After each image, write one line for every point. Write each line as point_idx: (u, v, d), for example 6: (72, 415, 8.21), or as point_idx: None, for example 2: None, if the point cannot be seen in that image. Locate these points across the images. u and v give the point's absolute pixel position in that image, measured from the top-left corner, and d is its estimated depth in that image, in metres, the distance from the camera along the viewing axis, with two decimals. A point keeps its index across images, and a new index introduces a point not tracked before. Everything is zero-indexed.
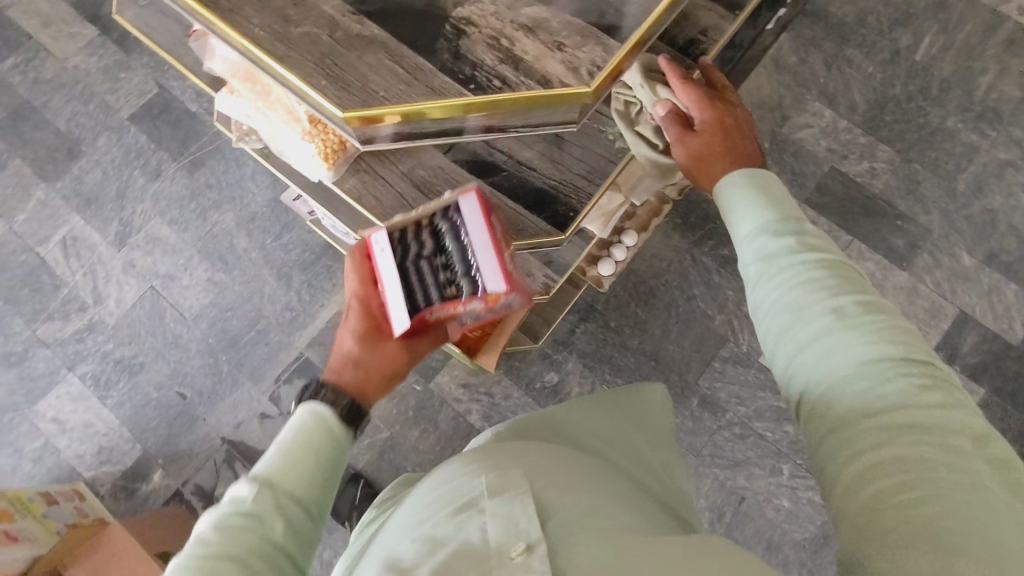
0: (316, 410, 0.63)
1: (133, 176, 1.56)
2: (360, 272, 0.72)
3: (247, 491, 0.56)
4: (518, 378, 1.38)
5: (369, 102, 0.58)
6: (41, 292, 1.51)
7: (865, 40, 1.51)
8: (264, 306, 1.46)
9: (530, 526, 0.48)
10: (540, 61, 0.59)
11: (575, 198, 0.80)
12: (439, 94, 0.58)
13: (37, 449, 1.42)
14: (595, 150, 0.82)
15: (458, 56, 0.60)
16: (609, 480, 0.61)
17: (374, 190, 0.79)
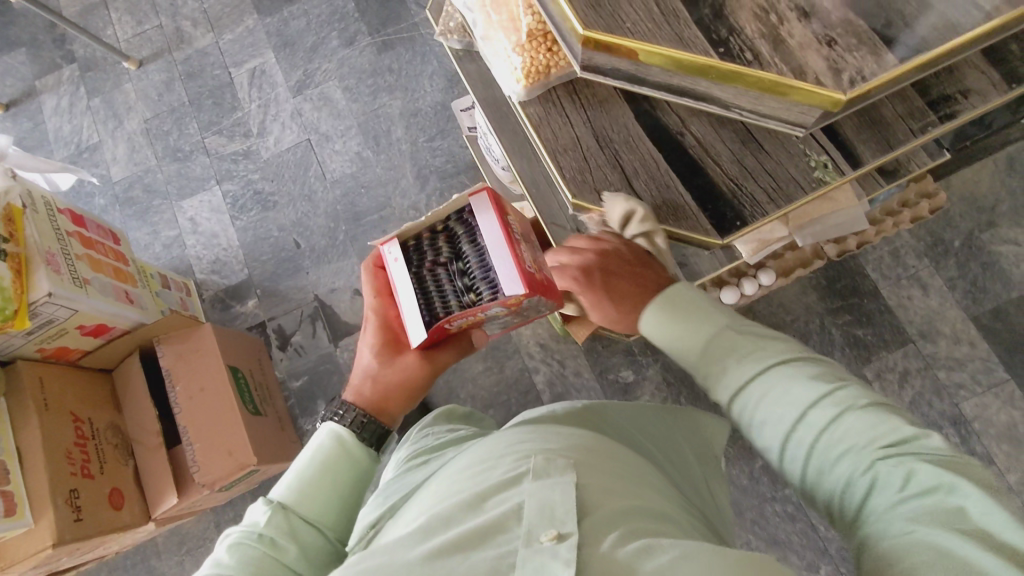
0: (336, 433, 0.74)
1: (330, 36, 1.64)
2: (374, 284, 0.84)
3: (263, 514, 0.65)
4: (594, 362, 1.36)
5: (611, 30, 0.57)
6: (220, 108, 1.65)
7: None
8: (395, 197, 1.51)
9: (565, 515, 0.47)
10: (802, 50, 0.54)
11: (747, 208, 0.73)
12: (684, 46, 0.56)
13: (167, 238, 1.57)
14: (789, 170, 0.72)
15: (719, 15, 0.56)
16: (654, 484, 0.58)
17: (554, 124, 0.78)
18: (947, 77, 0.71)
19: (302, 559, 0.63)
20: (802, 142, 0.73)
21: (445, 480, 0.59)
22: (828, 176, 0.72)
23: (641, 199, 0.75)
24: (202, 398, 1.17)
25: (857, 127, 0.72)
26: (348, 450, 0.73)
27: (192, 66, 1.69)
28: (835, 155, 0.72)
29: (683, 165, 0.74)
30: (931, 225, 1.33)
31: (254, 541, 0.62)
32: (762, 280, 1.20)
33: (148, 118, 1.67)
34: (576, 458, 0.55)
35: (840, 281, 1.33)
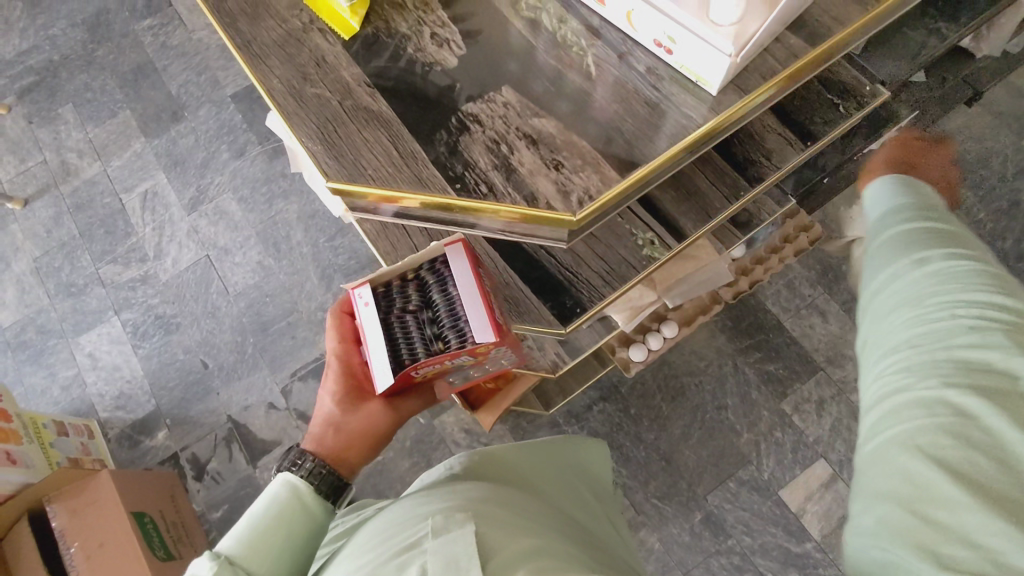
0: (290, 482, 0.66)
1: (219, 149, 1.65)
2: (339, 330, 0.74)
3: (211, 564, 0.58)
4: (521, 440, 1.34)
5: (353, 177, 0.57)
6: (113, 235, 1.61)
7: (982, 183, 1.40)
8: (302, 301, 1.49)
9: (470, 565, 0.46)
10: (532, 176, 0.56)
11: (586, 296, 0.72)
12: (422, 186, 0.57)
13: (66, 378, 1.49)
14: (620, 252, 0.74)
15: (453, 151, 0.58)
16: (554, 528, 0.58)
17: (392, 237, 0.78)
18: (751, 143, 0.76)
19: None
20: (627, 223, 0.75)
21: (348, 548, 0.56)
22: (656, 252, 0.73)
23: None
24: (103, 554, 1.11)
25: (677, 199, 0.75)
26: (305, 503, 0.66)
27: (81, 197, 1.65)
28: (660, 230, 0.74)
29: (519, 262, 0.74)
30: (818, 254, 1.39)
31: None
32: (665, 333, 1.22)
33: (38, 257, 1.61)
34: (477, 509, 0.54)
35: (744, 321, 1.37)
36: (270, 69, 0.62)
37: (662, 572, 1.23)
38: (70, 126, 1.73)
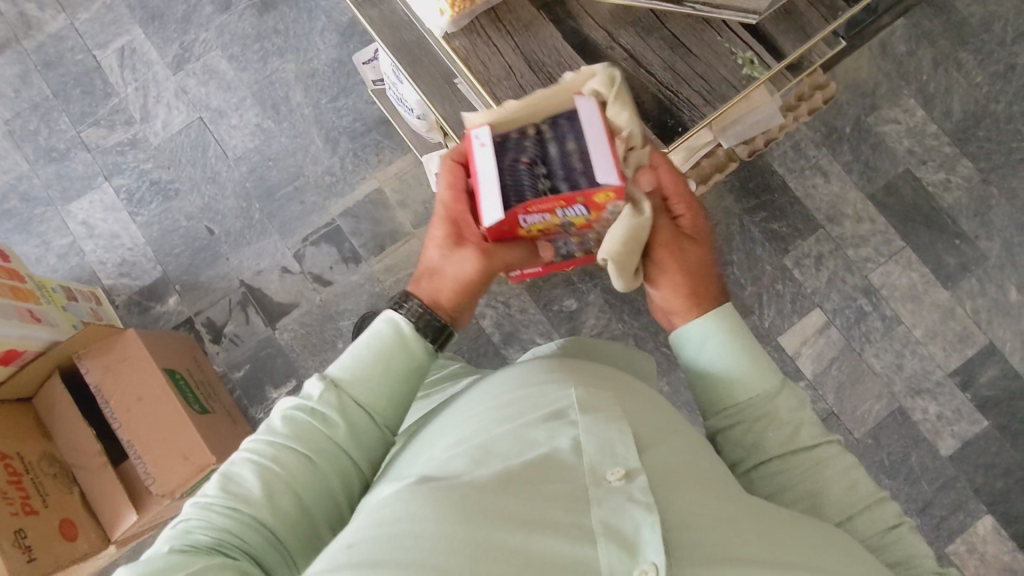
0: (394, 322, 0.68)
1: (201, 1, 1.52)
2: (447, 180, 0.70)
3: (321, 389, 0.64)
4: (538, 297, 1.39)
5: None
6: (92, 96, 1.50)
7: (983, 46, 1.44)
8: (307, 165, 1.45)
9: (627, 453, 0.50)
10: None
11: (688, 114, 0.77)
12: None
13: (63, 247, 1.44)
14: (720, 71, 0.77)
15: None
16: (667, 411, 0.63)
17: (483, 55, 0.80)
18: None
19: (349, 439, 0.63)
20: (724, 43, 0.78)
21: (473, 408, 0.60)
22: (755, 70, 0.77)
23: None
24: (142, 407, 1.12)
25: (776, 22, 0.80)
26: (407, 344, 0.67)
27: (48, 54, 1.51)
28: (758, 51, 0.78)
29: (618, 81, 0.78)
30: (824, 116, 1.44)
31: (308, 414, 0.62)
32: (685, 190, 1.26)
33: (8, 119, 1.49)
34: (612, 393, 0.59)
35: (752, 182, 1.42)
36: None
37: None
38: None
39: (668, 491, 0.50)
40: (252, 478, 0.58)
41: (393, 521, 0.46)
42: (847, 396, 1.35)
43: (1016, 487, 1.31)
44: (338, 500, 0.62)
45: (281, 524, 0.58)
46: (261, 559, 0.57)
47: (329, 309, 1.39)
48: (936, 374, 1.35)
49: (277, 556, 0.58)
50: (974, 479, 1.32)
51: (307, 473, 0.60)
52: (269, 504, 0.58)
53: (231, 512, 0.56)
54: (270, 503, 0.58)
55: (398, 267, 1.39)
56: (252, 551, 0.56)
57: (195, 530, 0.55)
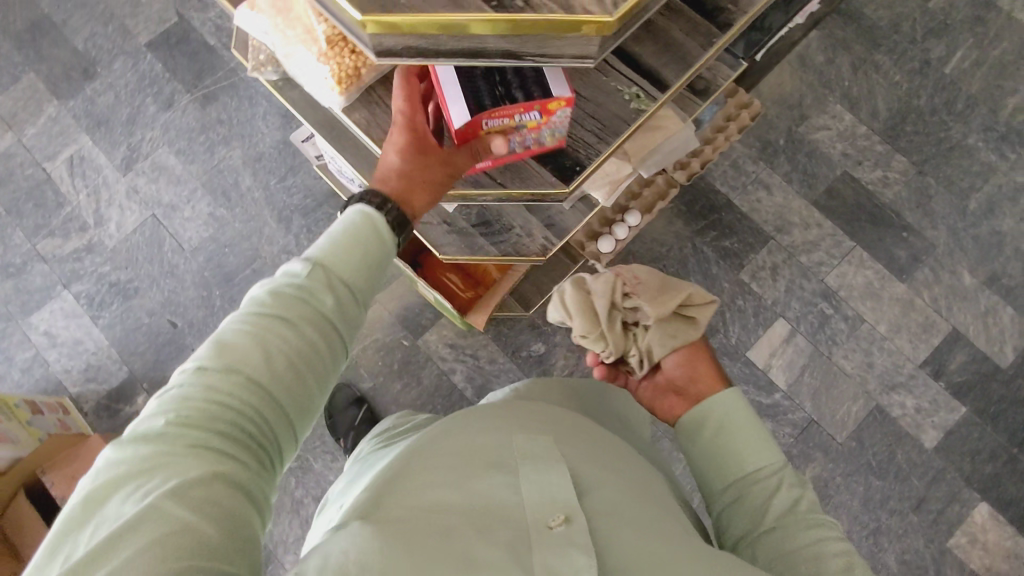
0: (364, 211, 0.61)
1: (145, 103, 1.56)
2: (406, 90, 0.66)
3: (302, 266, 0.55)
4: (505, 345, 1.39)
5: (390, 8, 0.49)
6: (44, 208, 1.51)
7: (896, 47, 1.53)
8: (262, 245, 1.46)
9: (568, 498, 0.50)
10: None
11: (585, 154, 0.75)
12: (458, 7, 0.49)
13: (26, 360, 1.43)
14: (609, 109, 0.75)
15: None
16: (615, 450, 0.63)
17: (383, 123, 0.76)
18: None
19: (336, 312, 0.55)
20: (610, 78, 0.75)
21: (417, 451, 0.58)
22: (643, 104, 0.74)
23: (485, 172, 0.77)
24: None
25: (654, 53, 0.75)
26: (379, 231, 0.60)
27: None
28: (643, 83, 0.75)
29: None
30: (757, 132, 1.49)
31: (292, 288, 0.54)
32: (629, 221, 1.28)
33: None
34: (551, 437, 0.59)
35: (698, 204, 1.46)
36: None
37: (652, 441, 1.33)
38: None
39: (608, 532, 0.49)
40: (247, 338, 0.50)
41: (337, 554, 0.43)
42: (824, 402, 1.35)
43: (1005, 470, 1.30)
44: (318, 390, 0.54)
45: (276, 398, 0.50)
46: (260, 444, 0.49)
47: None
48: (907, 366, 1.36)
49: (270, 433, 0.50)
50: (962, 468, 1.31)
51: (290, 339, 0.51)
52: (268, 373, 0.49)
53: (231, 374, 0.48)
54: (263, 370, 0.49)
55: (362, 335, 1.40)
56: (257, 435, 0.48)
57: (187, 392, 0.47)
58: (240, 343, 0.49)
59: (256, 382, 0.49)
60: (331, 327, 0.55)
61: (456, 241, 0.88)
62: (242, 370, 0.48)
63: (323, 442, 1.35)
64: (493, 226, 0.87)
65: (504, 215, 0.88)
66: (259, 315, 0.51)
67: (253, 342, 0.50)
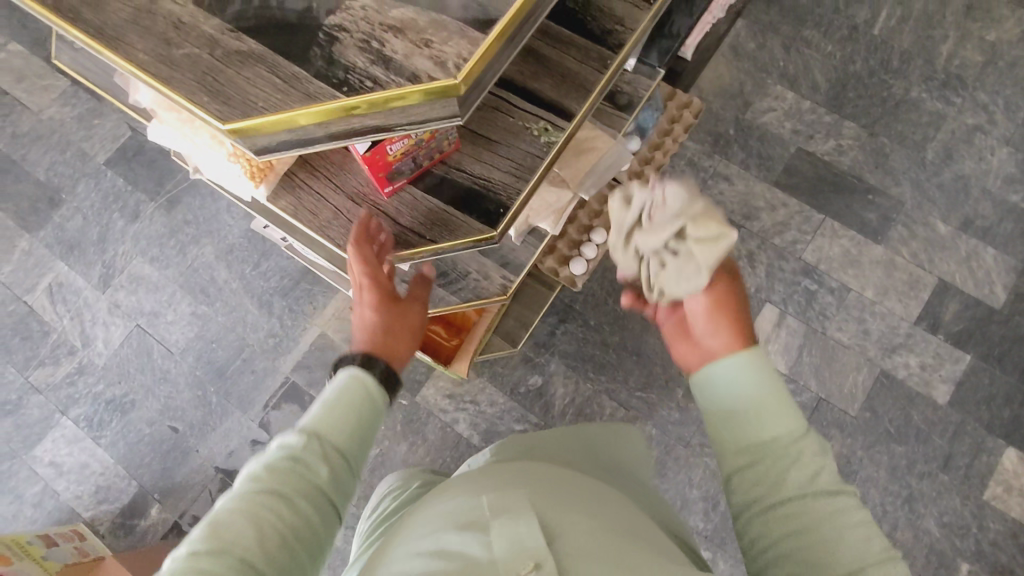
0: (355, 373, 0.61)
1: (112, 219, 1.59)
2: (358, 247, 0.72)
3: (295, 439, 0.55)
4: (503, 385, 1.39)
5: (248, 114, 0.52)
6: (32, 340, 1.53)
7: (822, 19, 1.56)
8: (248, 334, 1.48)
9: (536, 543, 0.47)
10: (409, 59, 0.51)
11: (506, 194, 0.76)
12: (312, 99, 0.51)
13: (36, 494, 1.42)
14: (521, 147, 0.76)
15: (331, 61, 0.52)
16: (594, 489, 0.60)
17: (310, 205, 0.77)
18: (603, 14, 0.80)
19: (331, 484, 0.54)
20: (516, 118, 0.77)
21: (391, 533, 0.56)
22: (553, 136, 0.77)
23: (414, 230, 0.77)
24: None
25: (555, 86, 0.78)
26: (372, 395, 0.60)
27: None
28: (549, 116, 0.77)
29: (437, 184, 0.78)
30: (705, 127, 1.51)
31: (286, 460, 0.53)
32: (597, 239, 1.29)
33: None
34: (520, 486, 0.55)
35: None
36: (130, 46, 0.53)
37: (666, 452, 1.32)
38: None
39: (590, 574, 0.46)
40: (240, 519, 0.48)
41: None
42: (829, 378, 1.34)
43: None
44: (313, 563, 0.51)
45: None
46: None
47: None
48: (903, 326, 1.35)
49: None
50: (981, 417, 1.29)
51: (285, 514, 0.50)
52: (263, 546, 0.47)
53: (223, 556, 0.46)
54: (256, 549, 0.47)
55: None
56: None
57: None
58: (233, 526, 0.47)
59: (252, 561, 0.46)
60: (324, 494, 0.53)
61: None
62: (237, 551, 0.46)
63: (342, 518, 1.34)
64: (449, 276, 0.89)
65: (458, 264, 0.89)
66: (251, 494, 0.50)
67: (247, 519, 0.48)
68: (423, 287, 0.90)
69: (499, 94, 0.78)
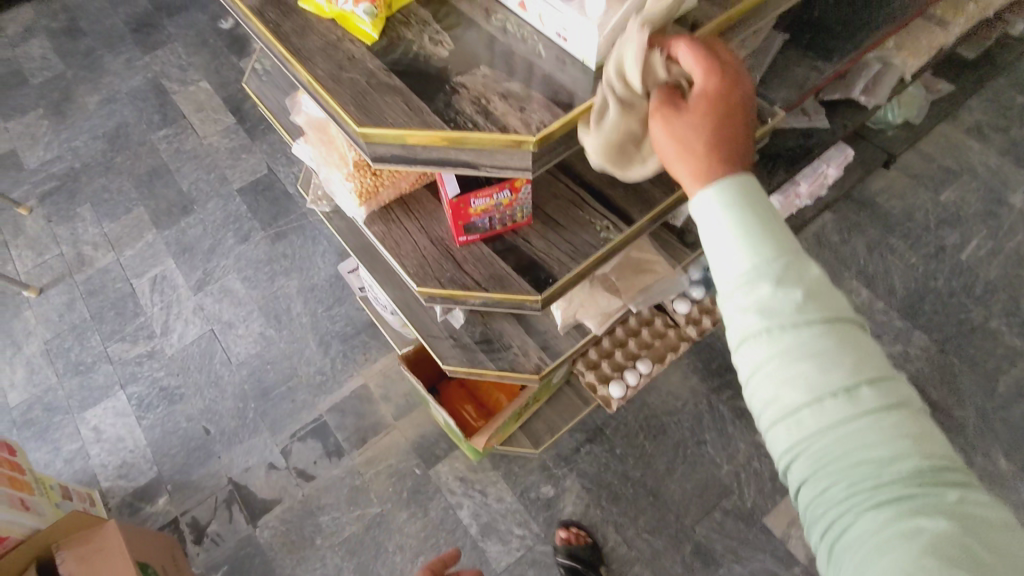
0: None
1: (226, 236, 1.79)
2: None
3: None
4: (514, 485, 1.40)
5: (374, 121, 0.58)
6: (122, 316, 1.69)
7: (909, 233, 1.63)
8: (301, 366, 1.58)
9: None
10: (504, 116, 0.58)
11: (556, 268, 0.76)
12: (423, 126, 0.58)
13: (71, 451, 1.52)
14: (581, 236, 0.78)
15: (447, 105, 0.59)
16: None
17: (396, 236, 0.80)
18: None
19: None
20: (585, 213, 0.80)
21: None
22: (611, 234, 0.77)
23: (472, 277, 0.77)
24: None
25: (626, 195, 0.80)
26: None
27: (94, 284, 1.74)
28: (614, 218, 0.78)
29: (502, 247, 0.79)
30: None
31: None
32: (640, 368, 1.35)
33: (48, 339, 1.67)
34: None
35: (715, 362, 1.50)
36: (312, 63, 0.62)
37: None
38: (87, 222, 1.84)
39: None
40: None
41: None
42: None
43: None
44: None
45: None
46: None
47: (310, 504, 1.41)
48: None
49: None
50: None
51: None
52: None
53: None
54: None
55: (378, 459, 1.44)
56: None
57: None
58: None
59: None
60: None
61: (459, 353, 0.95)
62: None
63: (324, 565, 1.35)
64: (494, 344, 0.96)
65: (504, 336, 0.97)
66: None
67: None
68: (468, 346, 0.96)
69: (577, 190, 0.81)
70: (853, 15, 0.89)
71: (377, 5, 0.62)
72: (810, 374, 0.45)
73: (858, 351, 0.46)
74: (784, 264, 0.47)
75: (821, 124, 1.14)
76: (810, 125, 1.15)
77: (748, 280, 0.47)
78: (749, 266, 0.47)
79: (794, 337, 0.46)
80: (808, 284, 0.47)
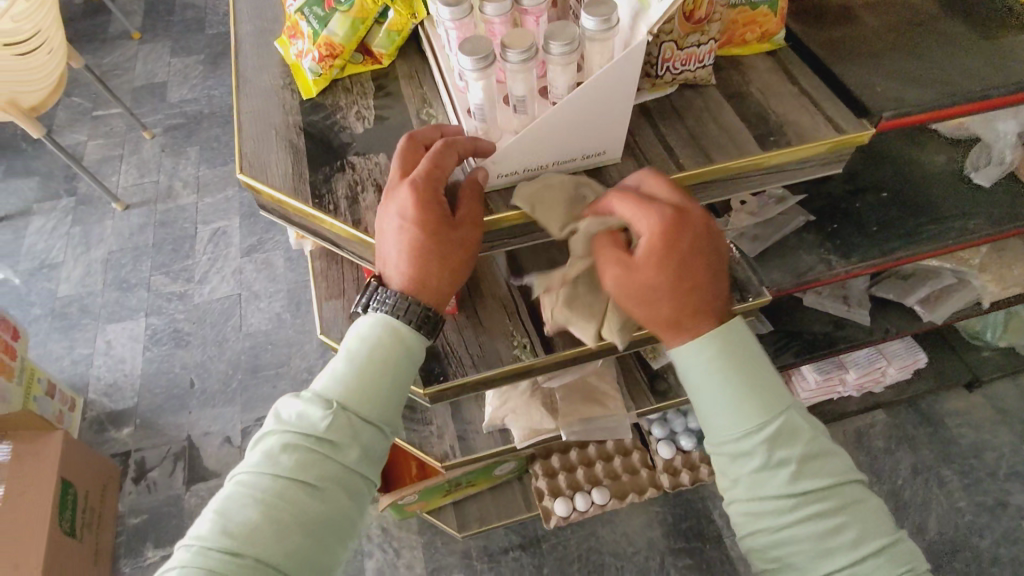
0: None
1: None
2: None
3: (322, 417, 0.52)
4: (428, 558, 1.33)
5: (254, 178, 0.61)
6: (176, 253, 1.82)
7: (970, 471, 1.39)
8: (295, 358, 1.61)
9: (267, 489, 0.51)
10: (368, 210, 0.59)
11: (454, 367, 0.71)
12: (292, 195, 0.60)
13: (82, 355, 1.64)
14: (495, 344, 0.73)
15: (326, 180, 0.61)
16: None
17: (329, 276, 0.80)
18: None
19: None
20: (512, 324, 0.74)
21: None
22: (524, 354, 0.72)
23: None
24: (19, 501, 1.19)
25: None
26: None
27: (168, 216, 1.90)
28: (536, 340, 0.73)
29: None
30: None
31: None
32: (595, 496, 1.23)
33: (112, 251, 1.83)
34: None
35: (685, 522, 1.35)
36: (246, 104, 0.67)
37: None
38: (189, 162, 2.02)
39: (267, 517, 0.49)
40: None
41: None
42: None
43: None
44: None
45: None
46: None
47: None
48: None
49: None
50: None
51: None
52: None
53: None
54: None
55: None
56: None
57: None
58: None
59: None
60: None
61: None
62: None
63: None
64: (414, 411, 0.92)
65: (429, 410, 0.92)
66: None
67: None
68: None
69: (518, 297, 0.77)
70: (899, 218, 0.84)
71: (323, 64, 0.67)
72: (808, 538, 0.51)
73: (844, 508, 0.52)
74: (777, 429, 0.53)
75: (859, 319, 1.00)
76: (846, 316, 1.00)
77: (746, 447, 0.53)
78: (746, 436, 0.53)
79: (788, 505, 0.52)
80: (797, 443, 0.53)
